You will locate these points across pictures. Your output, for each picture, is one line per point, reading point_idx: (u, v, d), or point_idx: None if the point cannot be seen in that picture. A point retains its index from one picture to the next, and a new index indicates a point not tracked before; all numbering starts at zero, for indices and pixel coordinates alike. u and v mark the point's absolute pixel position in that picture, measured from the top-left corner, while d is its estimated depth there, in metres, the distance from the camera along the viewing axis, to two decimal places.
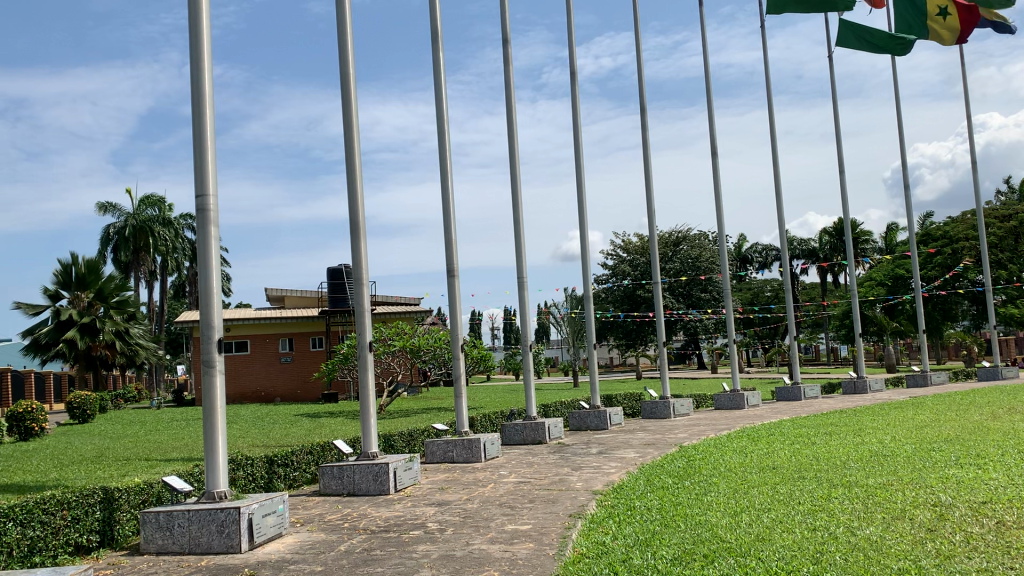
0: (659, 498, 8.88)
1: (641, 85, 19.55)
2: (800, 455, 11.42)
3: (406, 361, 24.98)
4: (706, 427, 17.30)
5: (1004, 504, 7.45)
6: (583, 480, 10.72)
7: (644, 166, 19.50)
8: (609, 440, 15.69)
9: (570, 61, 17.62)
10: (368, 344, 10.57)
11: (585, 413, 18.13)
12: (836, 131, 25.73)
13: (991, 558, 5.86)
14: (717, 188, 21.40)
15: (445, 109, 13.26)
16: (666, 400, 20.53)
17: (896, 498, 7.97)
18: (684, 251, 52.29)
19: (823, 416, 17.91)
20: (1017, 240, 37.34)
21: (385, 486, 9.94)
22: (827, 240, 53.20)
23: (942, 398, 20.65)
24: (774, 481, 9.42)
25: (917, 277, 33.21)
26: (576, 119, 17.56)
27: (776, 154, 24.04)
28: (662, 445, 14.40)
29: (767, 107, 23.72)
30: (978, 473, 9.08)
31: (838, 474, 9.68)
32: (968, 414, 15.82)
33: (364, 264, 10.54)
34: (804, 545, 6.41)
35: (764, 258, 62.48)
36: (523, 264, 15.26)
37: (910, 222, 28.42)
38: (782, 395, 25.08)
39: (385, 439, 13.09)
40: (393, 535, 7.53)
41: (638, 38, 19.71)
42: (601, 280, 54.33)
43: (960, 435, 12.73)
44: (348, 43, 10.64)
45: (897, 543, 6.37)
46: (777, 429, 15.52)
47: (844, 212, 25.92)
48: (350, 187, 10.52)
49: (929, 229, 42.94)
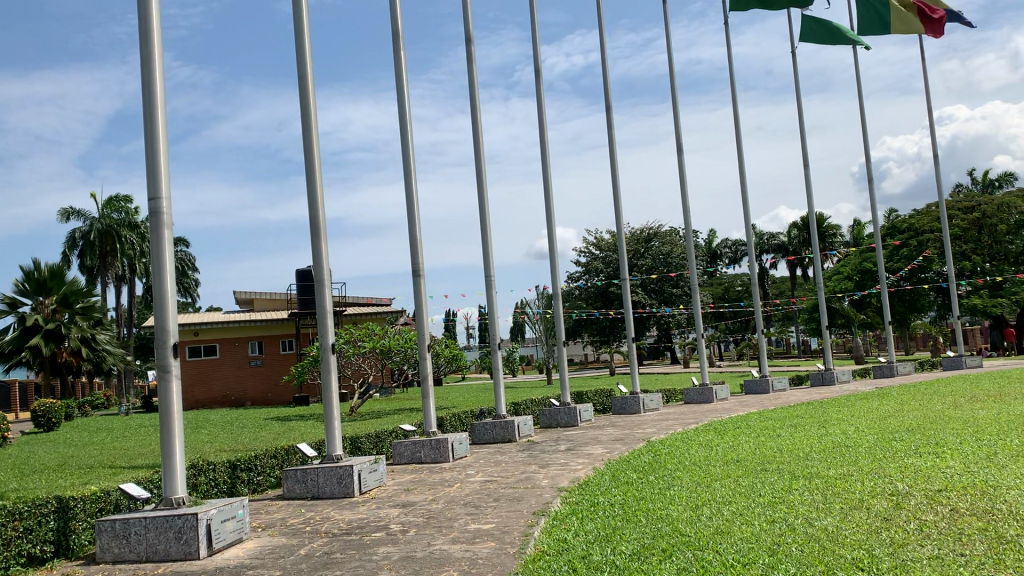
0: (622, 493, 8.93)
1: (607, 83, 19.65)
2: (763, 448, 11.53)
3: (377, 362, 24.88)
4: (674, 421, 17.42)
5: (958, 491, 7.57)
6: (550, 478, 10.73)
7: (611, 163, 19.58)
8: (578, 436, 15.73)
9: (535, 58, 17.66)
10: (331, 346, 10.49)
11: (555, 410, 18.17)
12: (800, 126, 25.97)
13: (942, 544, 5.95)
14: (683, 183, 21.52)
15: (408, 109, 13.21)
16: (636, 395, 20.57)
17: (854, 488, 8.08)
18: (655, 247, 52.54)
19: (789, 408, 18.15)
20: (980, 232, 38.26)
21: (350, 488, 9.88)
22: (794, 235, 53.66)
23: (907, 389, 20.90)
24: (737, 473, 9.51)
25: (882, 270, 33.06)
26: (540, 116, 17.59)
27: (742, 150, 24.17)
28: (631, 441, 14.47)
29: (732, 103, 23.88)
30: (936, 462, 9.21)
31: (799, 465, 9.77)
32: (931, 404, 16.11)
33: (326, 264, 10.47)
34: (762, 538, 6.45)
35: (733, 253, 63.36)
36: (489, 263, 15.25)
37: (875, 216, 28.78)
38: (750, 388, 25.31)
39: (352, 441, 13.04)
40: (355, 538, 7.49)
41: (602, 34, 19.80)
42: (573, 278, 54.68)
43: (921, 424, 12.93)
44: (305, 42, 10.58)
45: (853, 532, 6.43)
46: (743, 422, 15.70)
47: (809, 206, 26.16)
48: (310, 187, 10.45)
49: (894, 221, 43.61)
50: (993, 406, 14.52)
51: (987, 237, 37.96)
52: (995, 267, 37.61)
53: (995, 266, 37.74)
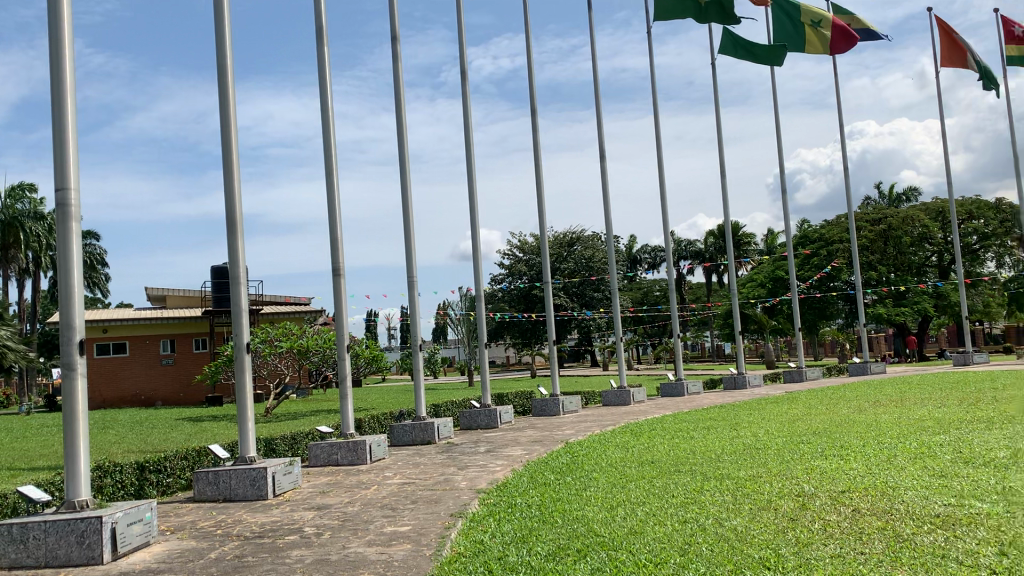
0: (540, 494, 8.99)
1: (532, 87, 19.77)
2: (678, 450, 11.77)
3: (294, 362, 24.42)
4: (592, 423, 17.63)
5: (860, 492, 7.88)
6: (468, 480, 10.73)
7: (535, 167, 19.71)
8: (497, 438, 15.77)
9: (460, 60, 17.65)
10: (246, 345, 10.26)
11: (475, 412, 18.18)
12: (719, 137, 26.60)
13: (844, 543, 6.19)
14: (606, 189, 21.81)
15: (331, 106, 13.04)
16: (555, 397, 20.74)
17: (763, 489, 8.33)
18: (577, 251, 53.09)
19: (704, 410, 18.59)
20: (885, 243, 39.71)
21: (263, 491, 9.69)
22: (711, 242, 55.01)
23: (815, 393, 21.67)
24: (651, 475, 9.68)
25: (793, 278, 34.07)
26: (465, 118, 17.58)
27: (662, 158, 24.63)
28: (549, 442, 14.58)
29: (653, 111, 24.30)
30: (840, 464, 9.57)
31: (711, 467, 10.03)
32: (837, 407, 16.75)
33: (242, 261, 10.24)
34: (674, 538, 6.59)
35: (653, 258, 64.56)
36: (411, 263, 15.16)
37: (787, 226, 29.69)
38: (666, 391, 25.80)
39: (266, 443, 12.78)
40: (268, 541, 7.35)
41: (527, 38, 19.88)
42: (496, 280, 54.82)
43: (828, 427, 13.42)
44: (225, 34, 10.34)
45: (760, 532, 6.63)
46: (659, 423, 16.01)
47: (725, 214, 26.82)
48: (228, 182, 10.21)
49: (805, 231, 45.09)
50: (893, 410, 15.18)
51: (892, 248, 39.50)
52: (898, 278, 39.35)
53: (898, 277, 39.48)
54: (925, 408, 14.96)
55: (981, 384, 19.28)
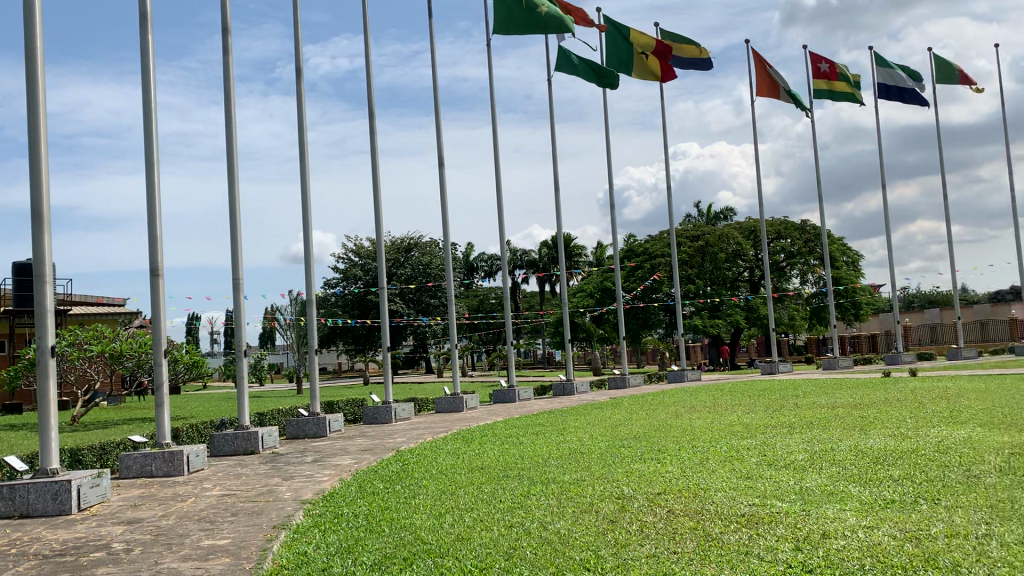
0: (367, 503, 8.87)
1: (371, 91, 19.55)
2: (506, 455, 11.97)
3: (106, 367, 22.87)
4: (423, 431, 17.59)
5: (674, 493, 8.31)
6: (293, 490, 10.43)
7: (372, 171, 19.50)
8: (325, 447, 15.43)
9: (297, 58, 17.21)
10: (49, 348, 9.51)
11: (303, 420, 17.71)
12: (553, 150, 27.34)
13: (659, 543, 6.50)
14: (443, 196, 21.89)
15: (154, 97, 12.35)
16: (387, 405, 20.56)
17: (586, 492, 8.62)
18: (414, 257, 52.95)
19: (533, 416, 18.99)
20: (703, 259, 42.36)
21: (66, 506, 9.00)
22: (545, 252, 56.44)
23: (638, 399, 22.65)
24: (480, 480, 9.79)
25: (619, 289, 35.38)
26: (301, 119, 17.15)
27: (499, 168, 25.01)
28: (378, 451, 14.41)
29: (492, 121, 24.65)
30: (658, 466, 10.06)
31: (538, 471, 10.26)
32: (658, 413, 17.59)
33: (47, 258, 9.48)
34: (500, 542, 6.70)
35: (489, 267, 65.42)
36: (238, 265, 14.59)
37: (616, 239, 30.92)
38: (499, 398, 26.17)
39: (71, 454, 11.89)
40: (69, 559, 6.83)
41: (367, 41, 19.64)
42: (330, 284, 53.74)
43: (648, 432, 14.07)
44: (34, 14, 9.56)
45: (583, 535, 6.86)
46: (489, 430, 16.21)
47: (558, 226, 27.57)
48: (33, 173, 9.44)
49: (632, 244, 47.14)
50: (707, 415, 16.13)
51: (709, 263, 42.16)
52: (714, 291, 41.91)
53: (715, 290, 42.03)
54: (735, 413, 16.00)
55: (786, 391, 20.83)
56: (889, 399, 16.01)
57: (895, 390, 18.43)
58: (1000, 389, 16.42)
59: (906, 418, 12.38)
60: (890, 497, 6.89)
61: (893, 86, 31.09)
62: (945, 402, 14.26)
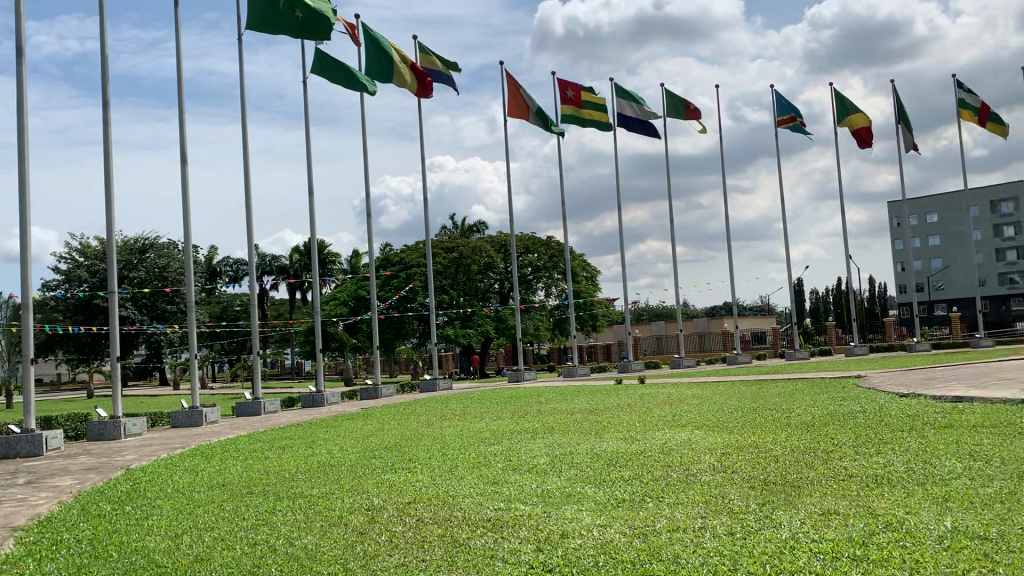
0: (92, 527, 8.13)
1: (106, 79, 18.01)
2: (250, 471, 11.48)
3: None
4: (158, 447, 16.40)
5: (423, 502, 8.41)
6: (2, 517, 9.29)
7: (104, 166, 17.93)
8: (41, 468, 13.89)
9: (18, 35, 15.47)
10: None
11: (14, 438, 15.83)
12: (307, 155, 26.68)
13: (407, 552, 6.54)
14: (185, 196, 20.61)
15: None
16: (116, 420, 18.95)
17: (335, 505, 8.50)
18: (150, 259, 49.31)
19: (279, 429, 18.35)
20: (456, 270, 43.36)
21: None
22: (296, 259, 54.97)
23: (389, 408, 22.65)
24: (221, 498, 9.31)
25: (372, 298, 34.84)
26: (20, 103, 15.41)
27: (248, 170, 23.99)
28: (106, 470, 13.23)
29: (243, 121, 23.62)
30: (408, 476, 10.14)
31: (285, 486, 9.95)
32: (408, 422, 17.69)
33: None
34: (243, 561, 6.42)
35: (235, 271, 62.54)
36: None
37: (370, 248, 30.75)
38: (243, 411, 25.02)
39: None
40: None
41: (103, 24, 18.09)
42: (49, 286, 48.62)
43: (398, 442, 14.12)
44: None
45: (330, 548, 6.75)
46: (232, 444, 15.45)
47: (311, 233, 26.93)
48: None
49: (385, 254, 47.19)
50: (456, 424, 16.48)
51: (461, 274, 43.21)
52: (466, 302, 42.98)
53: (466, 301, 43.09)
54: (481, 421, 16.50)
55: (529, 399, 21.79)
56: (621, 405, 17.28)
57: (625, 396, 19.91)
58: (712, 395, 18.28)
59: (635, 422, 13.44)
60: (622, 496, 7.45)
61: (636, 118, 33.67)
62: (668, 407, 15.66)
